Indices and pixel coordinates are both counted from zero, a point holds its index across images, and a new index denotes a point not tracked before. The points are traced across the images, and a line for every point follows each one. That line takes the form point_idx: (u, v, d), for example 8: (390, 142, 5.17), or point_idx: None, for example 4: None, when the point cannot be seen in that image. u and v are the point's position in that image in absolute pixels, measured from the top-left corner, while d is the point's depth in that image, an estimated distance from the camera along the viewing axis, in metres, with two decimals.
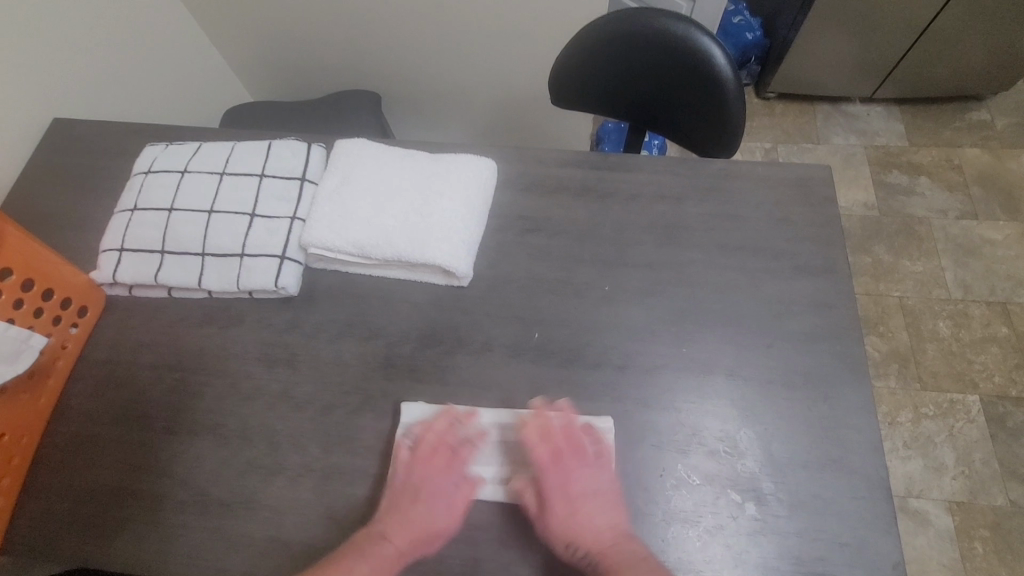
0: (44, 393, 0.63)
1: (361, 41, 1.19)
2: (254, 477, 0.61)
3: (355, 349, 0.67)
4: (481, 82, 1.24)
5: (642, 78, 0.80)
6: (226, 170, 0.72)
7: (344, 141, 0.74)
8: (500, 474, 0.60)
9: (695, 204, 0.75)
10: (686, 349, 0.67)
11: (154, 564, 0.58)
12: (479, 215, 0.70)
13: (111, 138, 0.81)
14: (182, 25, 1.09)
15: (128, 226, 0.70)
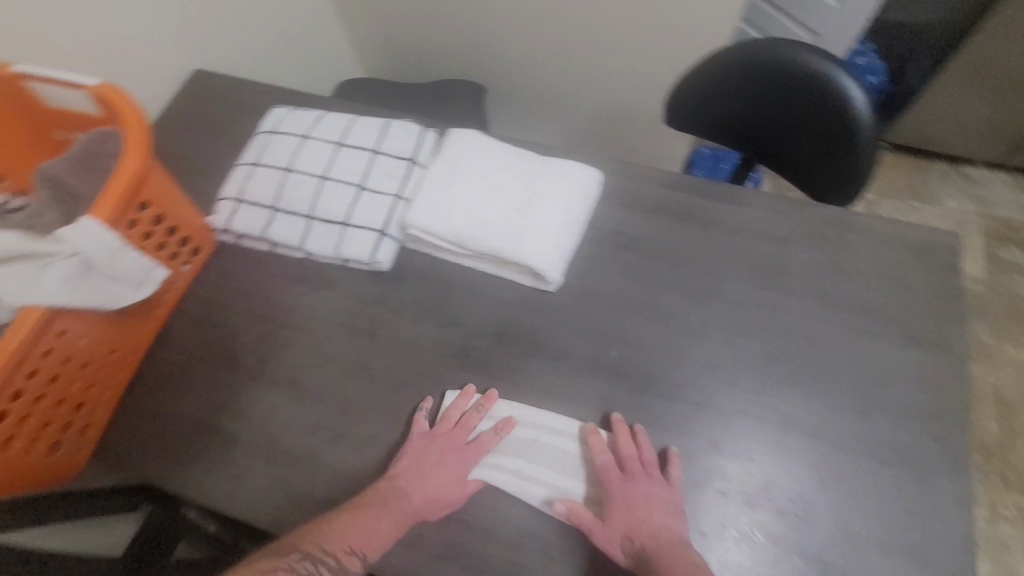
0: (152, 320, 0.68)
1: (477, 34, 1.22)
2: (321, 437, 0.63)
3: (434, 333, 0.68)
4: (586, 89, 1.24)
5: (767, 112, 0.77)
6: (343, 141, 0.75)
7: (456, 130, 0.75)
8: (524, 471, 0.60)
9: (802, 249, 0.72)
10: (768, 399, 0.63)
11: (220, 499, 0.61)
12: (577, 224, 0.70)
13: (242, 95, 0.86)
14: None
15: (247, 179, 0.74)
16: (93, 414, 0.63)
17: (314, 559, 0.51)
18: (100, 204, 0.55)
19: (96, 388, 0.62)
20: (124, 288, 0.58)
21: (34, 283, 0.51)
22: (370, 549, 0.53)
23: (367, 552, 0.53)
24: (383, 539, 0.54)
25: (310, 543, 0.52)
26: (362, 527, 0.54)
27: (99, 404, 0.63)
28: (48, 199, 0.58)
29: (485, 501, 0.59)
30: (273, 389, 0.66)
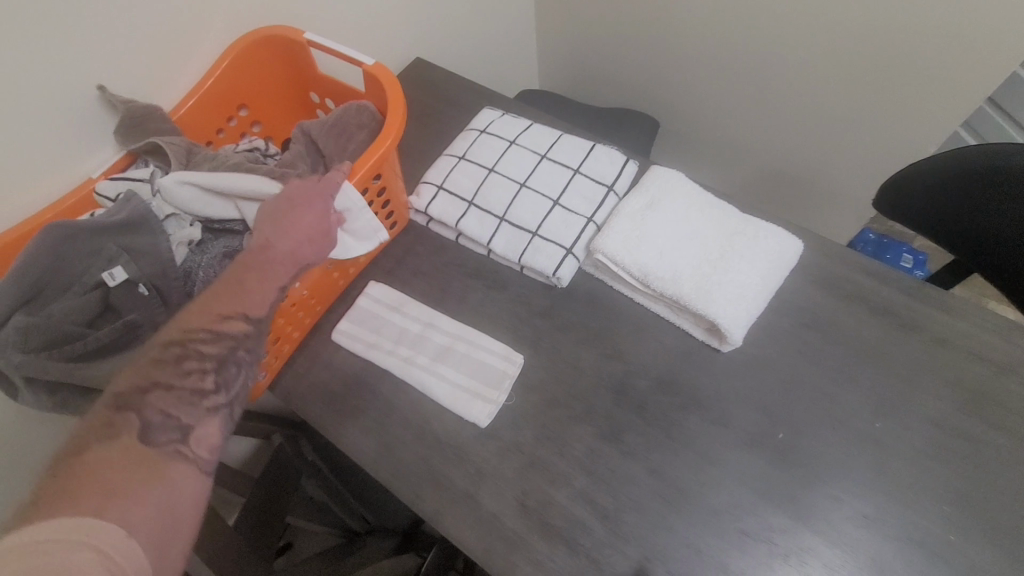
0: (345, 277, 0.73)
1: (668, 71, 1.22)
2: (469, 431, 0.65)
3: (594, 361, 0.68)
4: (767, 146, 1.20)
5: (1009, 222, 0.70)
6: (547, 155, 0.77)
7: (660, 167, 0.75)
8: (432, 368, 0.68)
9: (1021, 383, 0.63)
10: (952, 536, 0.57)
11: (369, 460, 0.64)
12: (768, 292, 0.67)
13: (455, 89, 0.92)
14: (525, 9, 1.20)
15: (451, 170, 0.78)
16: (282, 348, 0.68)
17: (179, 343, 0.48)
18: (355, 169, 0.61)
19: (291, 326, 0.67)
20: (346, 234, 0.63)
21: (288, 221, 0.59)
22: (252, 307, 0.51)
23: (252, 312, 0.51)
24: (259, 295, 0.52)
25: (174, 330, 0.49)
26: (234, 294, 0.51)
27: (289, 340, 0.69)
28: (303, 153, 0.66)
29: (618, 547, 0.58)
30: (437, 371, 0.67)
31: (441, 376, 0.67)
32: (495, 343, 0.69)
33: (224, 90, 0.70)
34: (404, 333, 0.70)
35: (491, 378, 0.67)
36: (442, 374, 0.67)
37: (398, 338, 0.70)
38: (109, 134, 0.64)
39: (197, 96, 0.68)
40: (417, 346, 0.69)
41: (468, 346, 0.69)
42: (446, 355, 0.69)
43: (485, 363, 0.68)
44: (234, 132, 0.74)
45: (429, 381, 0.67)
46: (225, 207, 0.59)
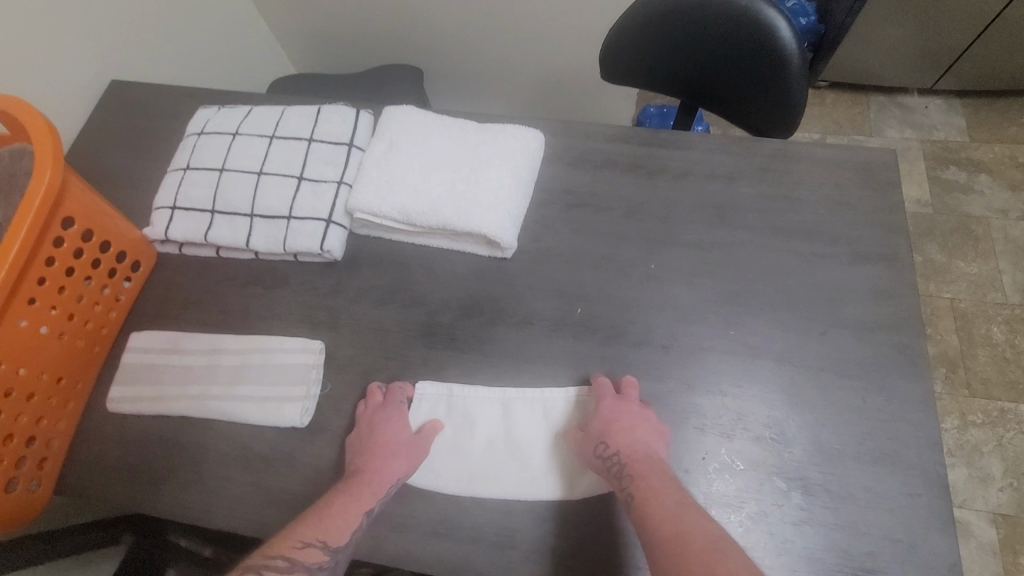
0: (98, 341, 0.64)
1: (405, 15, 1.19)
2: (293, 436, 0.61)
3: (396, 317, 0.67)
4: (524, 58, 1.23)
5: (701, 54, 0.77)
6: (276, 134, 0.72)
7: (391, 107, 0.73)
8: (231, 392, 0.63)
9: (749, 184, 0.73)
10: (734, 331, 0.65)
11: (197, 512, 0.59)
12: (526, 186, 0.69)
13: (165, 100, 0.83)
14: None
15: (180, 185, 0.71)
16: (48, 446, 0.59)
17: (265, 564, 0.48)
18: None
19: (46, 419, 0.59)
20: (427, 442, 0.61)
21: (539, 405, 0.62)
22: (331, 536, 0.51)
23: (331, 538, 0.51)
24: (348, 524, 0.52)
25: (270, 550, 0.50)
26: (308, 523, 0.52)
27: (53, 435, 0.60)
28: None
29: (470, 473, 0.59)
30: (237, 393, 0.63)
31: (243, 395, 0.62)
32: (288, 340, 0.65)
33: None
34: (189, 371, 0.64)
35: (297, 375, 0.63)
36: (243, 395, 0.62)
37: (184, 379, 0.64)
38: None
39: None
40: (208, 376, 0.64)
41: (261, 355, 0.64)
42: (241, 373, 0.64)
43: (284, 364, 0.64)
44: None
45: (231, 406, 0.62)
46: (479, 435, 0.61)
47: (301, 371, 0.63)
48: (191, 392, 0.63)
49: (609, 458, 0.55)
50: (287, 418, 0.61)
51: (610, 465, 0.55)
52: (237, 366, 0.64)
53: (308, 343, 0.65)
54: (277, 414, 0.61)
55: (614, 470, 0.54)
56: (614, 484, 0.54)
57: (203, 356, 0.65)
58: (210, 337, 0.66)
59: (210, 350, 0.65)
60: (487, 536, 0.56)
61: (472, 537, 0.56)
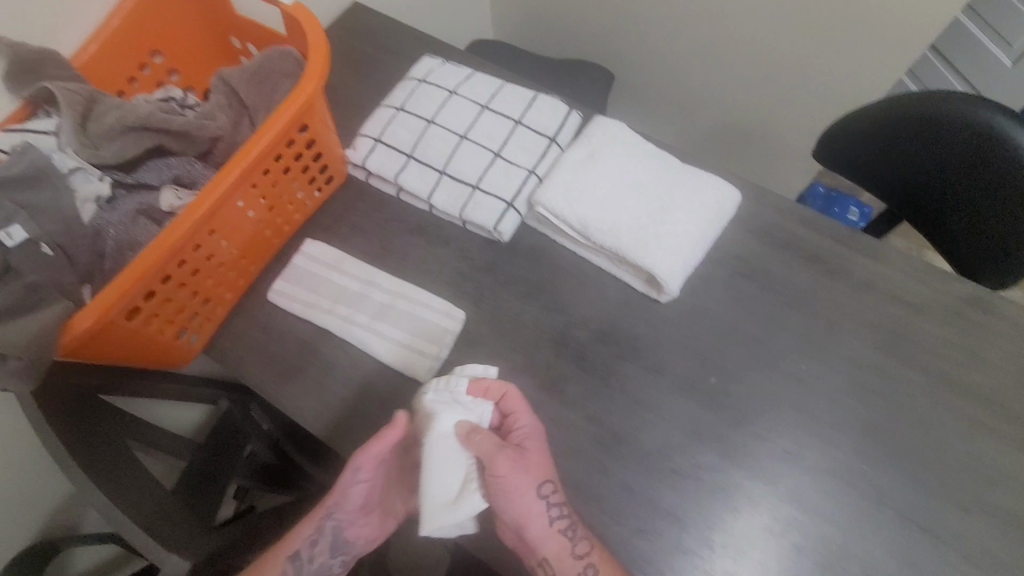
0: (279, 236, 0.70)
1: (619, 20, 1.18)
2: (411, 387, 0.65)
3: (535, 315, 0.68)
4: (718, 98, 1.19)
5: (938, 172, 0.72)
6: (488, 106, 0.75)
7: (601, 117, 0.74)
8: (373, 326, 0.67)
9: (936, 323, 0.67)
10: (864, 467, 0.61)
11: (310, 418, 0.64)
12: (708, 241, 0.67)
13: (394, 35, 0.87)
14: None
15: (390, 122, 0.75)
16: (213, 310, 0.66)
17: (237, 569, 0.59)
18: (250, 147, 0.56)
19: (222, 288, 0.65)
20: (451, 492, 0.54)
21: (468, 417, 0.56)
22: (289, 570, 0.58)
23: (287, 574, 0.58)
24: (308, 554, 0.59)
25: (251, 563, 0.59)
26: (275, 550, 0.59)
27: (221, 302, 0.66)
28: (223, 103, 0.62)
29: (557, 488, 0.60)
30: (377, 329, 0.67)
31: (383, 334, 0.67)
32: (436, 300, 0.69)
33: (135, 30, 0.63)
34: (343, 292, 0.69)
35: (432, 334, 0.67)
36: (382, 332, 0.67)
37: (338, 297, 0.69)
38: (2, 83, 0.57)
39: (101, 41, 0.61)
40: (358, 304, 0.69)
41: (408, 302, 0.69)
42: (385, 312, 0.68)
43: (426, 320, 0.67)
44: (150, 81, 0.67)
45: (370, 338, 0.66)
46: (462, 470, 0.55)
47: (439, 333, 0.67)
48: (339, 312, 0.68)
49: (555, 508, 0.56)
50: (414, 370, 0.65)
51: (554, 514, 0.56)
52: (387, 305, 0.68)
53: (455, 313, 0.68)
54: (407, 363, 0.65)
55: (557, 516, 0.56)
56: (566, 550, 0.55)
57: (359, 284, 0.70)
58: (369, 269, 0.71)
59: (367, 283, 0.70)
60: None
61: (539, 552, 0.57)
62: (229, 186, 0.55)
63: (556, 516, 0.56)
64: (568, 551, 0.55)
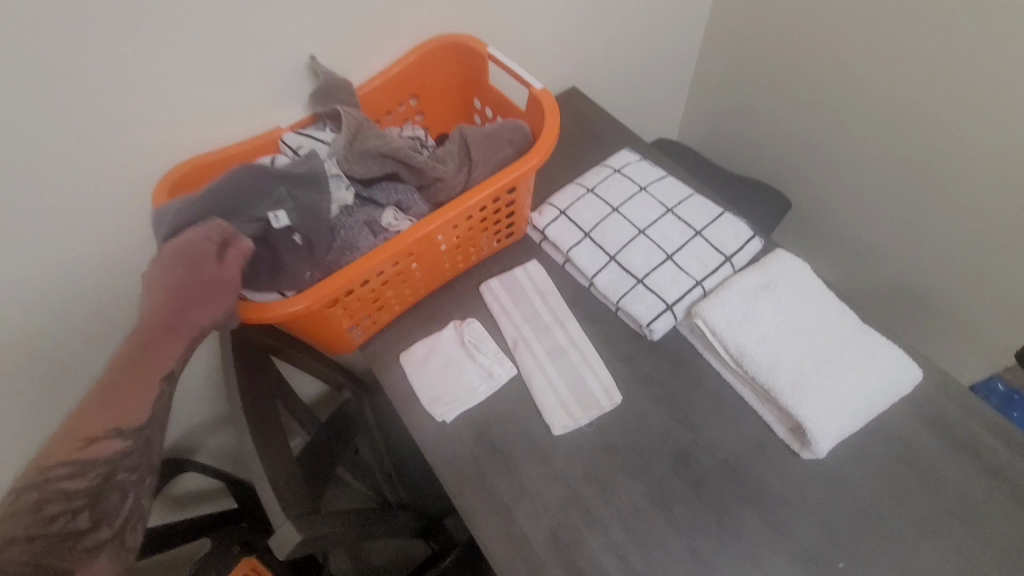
0: (453, 270, 0.78)
1: (814, 153, 1.17)
2: (524, 448, 0.66)
3: (661, 421, 0.67)
4: (902, 257, 1.12)
5: None
6: (673, 209, 0.78)
7: (784, 251, 0.73)
8: (542, 360, 0.71)
9: None
10: None
11: (427, 441, 0.68)
12: (871, 412, 0.62)
13: (601, 124, 0.95)
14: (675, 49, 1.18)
15: (578, 199, 0.81)
16: (382, 317, 0.74)
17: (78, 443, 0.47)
18: (468, 198, 0.65)
19: (396, 300, 0.73)
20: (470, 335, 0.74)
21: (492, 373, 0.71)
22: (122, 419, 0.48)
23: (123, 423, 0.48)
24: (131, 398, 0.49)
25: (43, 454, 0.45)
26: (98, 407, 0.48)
27: (389, 311, 0.74)
28: (454, 153, 0.72)
29: None
30: (545, 366, 0.71)
31: (546, 370, 0.70)
32: (594, 370, 0.70)
33: (405, 78, 0.77)
34: (536, 317, 0.74)
35: (584, 400, 0.68)
36: (547, 371, 0.70)
37: (528, 316, 0.74)
38: (301, 94, 0.71)
39: (381, 79, 0.75)
40: (543, 329, 0.73)
41: (581, 358, 0.71)
42: (560, 355, 0.71)
43: (584, 383, 0.69)
44: (400, 117, 0.81)
45: (533, 370, 0.70)
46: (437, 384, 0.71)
47: (585, 400, 0.68)
48: (520, 335, 0.73)
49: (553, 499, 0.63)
50: (552, 419, 0.67)
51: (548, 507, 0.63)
52: (566, 349, 0.72)
53: (606, 389, 0.69)
54: (549, 411, 0.68)
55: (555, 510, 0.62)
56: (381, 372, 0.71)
57: (551, 317, 0.74)
58: (562, 308, 0.75)
59: (552, 311, 0.75)
60: None
61: None
62: (439, 223, 0.64)
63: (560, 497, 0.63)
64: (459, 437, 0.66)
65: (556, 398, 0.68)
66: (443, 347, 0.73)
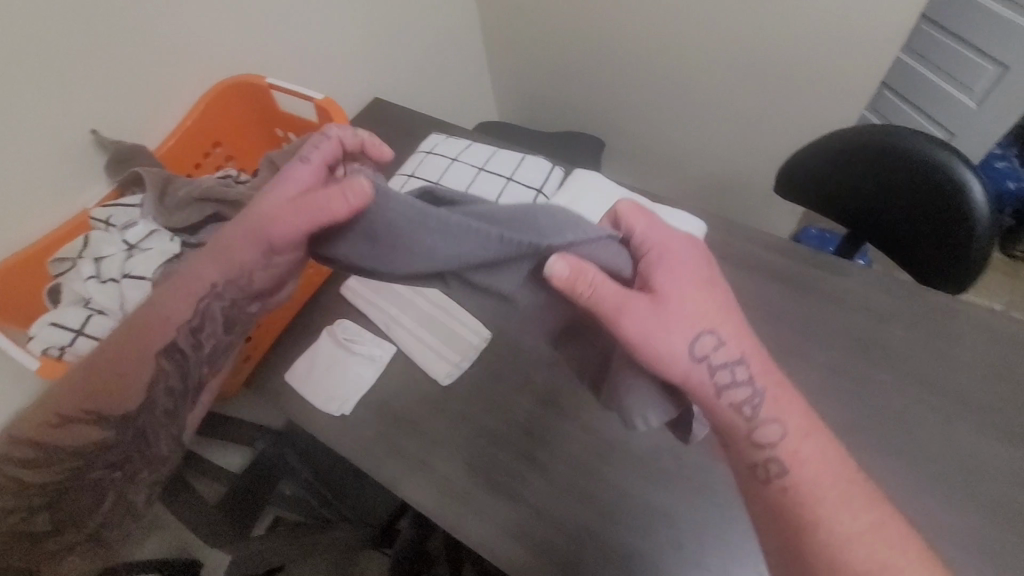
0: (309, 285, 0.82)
1: (604, 93, 1.35)
2: (425, 407, 0.73)
3: (531, 340, 0.76)
4: (700, 152, 1.31)
5: (883, 196, 0.82)
6: (484, 167, 0.89)
7: (581, 169, 0.86)
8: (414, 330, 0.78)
9: (901, 326, 0.72)
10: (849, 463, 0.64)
11: (336, 438, 0.72)
12: None
13: (408, 120, 1.04)
14: (458, 40, 1.30)
15: (403, 186, 0.89)
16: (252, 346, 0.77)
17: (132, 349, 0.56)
18: None
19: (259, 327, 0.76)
20: (335, 336, 0.78)
21: (365, 360, 0.76)
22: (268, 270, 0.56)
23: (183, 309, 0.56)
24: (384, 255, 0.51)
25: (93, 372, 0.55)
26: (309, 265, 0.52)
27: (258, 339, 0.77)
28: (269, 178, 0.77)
29: (555, 494, 0.65)
30: (418, 333, 0.77)
31: (417, 336, 0.77)
32: (462, 319, 0.78)
33: (200, 128, 0.81)
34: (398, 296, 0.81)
35: (460, 348, 0.76)
36: (421, 336, 0.77)
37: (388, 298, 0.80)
38: (98, 172, 0.73)
39: (176, 136, 0.78)
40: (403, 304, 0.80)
41: (447, 315, 0.78)
42: (428, 319, 0.78)
43: (456, 334, 0.77)
44: (211, 166, 0.85)
45: (408, 340, 0.77)
46: (317, 389, 0.75)
47: (460, 347, 0.76)
48: (387, 317, 0.79)
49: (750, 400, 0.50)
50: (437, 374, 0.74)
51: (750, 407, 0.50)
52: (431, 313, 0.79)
53: (474, 332, 0.77)
54: (432, 369, 0.75)
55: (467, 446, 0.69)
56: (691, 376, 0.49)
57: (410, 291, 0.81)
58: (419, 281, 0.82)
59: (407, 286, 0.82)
60: (559, 555, 0.61)
61: (545, 551, 0.61)
62: None
63: (735, 388, 0.50)
64: (742, 437, 0.50)
65: (434, 355, 0.75)
66: (323, 353, 0.78)
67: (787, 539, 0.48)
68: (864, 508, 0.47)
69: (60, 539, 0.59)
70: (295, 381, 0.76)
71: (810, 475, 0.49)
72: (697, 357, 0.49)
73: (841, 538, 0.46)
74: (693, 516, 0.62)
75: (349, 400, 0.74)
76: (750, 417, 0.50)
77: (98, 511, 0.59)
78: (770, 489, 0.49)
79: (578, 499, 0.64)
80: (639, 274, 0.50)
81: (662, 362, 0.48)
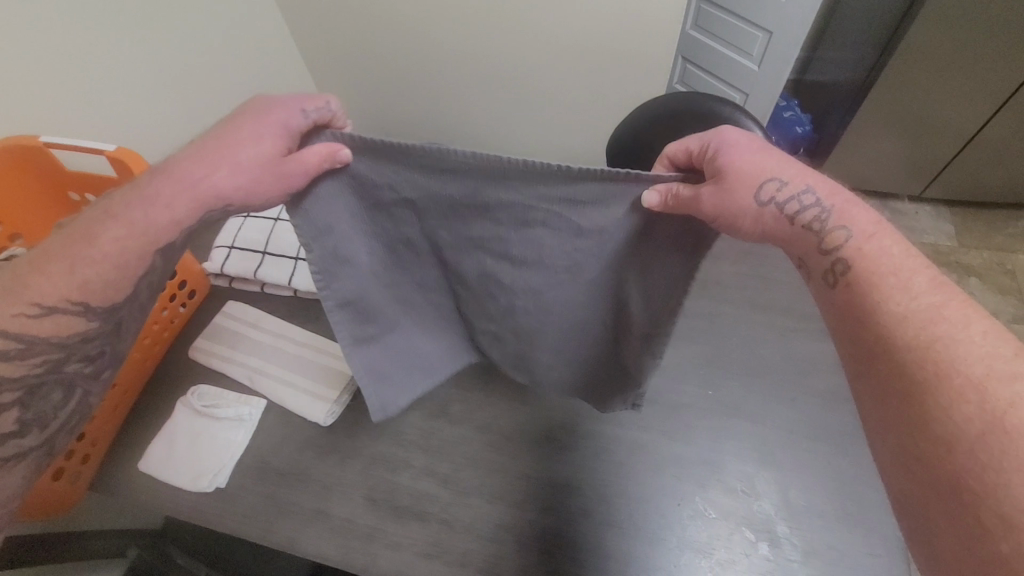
0: (150, 358, 0.73)
1: (438, 102, 1.35)
2: (309, 454, 0.68)
3: None
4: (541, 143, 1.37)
5: None
6: None
7: None
8: (281, 376, 0.72)
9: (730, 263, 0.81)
10: (712, 392, 0.71)
11: (214, 516, 0.64)
12: None
13: None
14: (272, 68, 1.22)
15: (239, 229, 0.82)
16: (94, 445, 0.67)
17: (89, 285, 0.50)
18: None
19: (98, 421, 0.67)
20: (194, 403, 0.70)
21: (233, 422, 0.69)
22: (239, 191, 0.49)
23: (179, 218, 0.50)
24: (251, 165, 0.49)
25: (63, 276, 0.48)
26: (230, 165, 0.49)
27: (100, 435, 0.68)
28: None
29: (461, 502, 0.64)
30: (286, 378, 0.72)
31: (285, 381, 0.72)
32: (332, 352, 0.74)
33: None
34: (257, 345, 0.75)
35: (335, 380, 0.72)
36: (290, 380, 0.72)
37: (247, 350, 0.75)
38: None
39: None
40: (265, 353, 0.74)
41: (315, 352, 0.74)
42: (295, 361, 0.73)
43: (328, 369, 0.73)
44: None
45: (276, 389, 0.71)
46: (181, 468, 0.66)
47: (335, 380, 0.72)
48: (248, 370, 0.73)
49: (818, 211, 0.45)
50: (315, 416, 0.69)
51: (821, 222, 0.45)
52: (298, 353, 0.74)
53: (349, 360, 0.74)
54: (309, 412, 0.69)
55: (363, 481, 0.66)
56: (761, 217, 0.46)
57: (270, 337, 0.76)
58: (277, 325, 0.77)
59: (266, 332, 0.76)
60: (476, 560, 0.60)
61: (460, 561, 0.60)
62: None
63: (805, 210, 0.45)
64: (814, 249, 0.45)
65: (307, 397, 0.70)
66: (180, 427, 0.69)
67: (853, 338, 0.42)
68: (931, 287, 0.40)
69: (20, 442, 0.48)
70: (153, 467, 0.67)
71: (886, 265, 0.42)
72: (763, 203, 0.46)
73: (902, 315, 0.39)
74: (593, 480, 0.65)
75: (222, 470, 0.66)
76: (820, 231, 0.44)
77: (65, 412, 0.51)
78: (837, 291, 0.43)
79: (483, 498, 0.64)
80: (706, 165, 0.48)
81: (735, 218, 0.45)
